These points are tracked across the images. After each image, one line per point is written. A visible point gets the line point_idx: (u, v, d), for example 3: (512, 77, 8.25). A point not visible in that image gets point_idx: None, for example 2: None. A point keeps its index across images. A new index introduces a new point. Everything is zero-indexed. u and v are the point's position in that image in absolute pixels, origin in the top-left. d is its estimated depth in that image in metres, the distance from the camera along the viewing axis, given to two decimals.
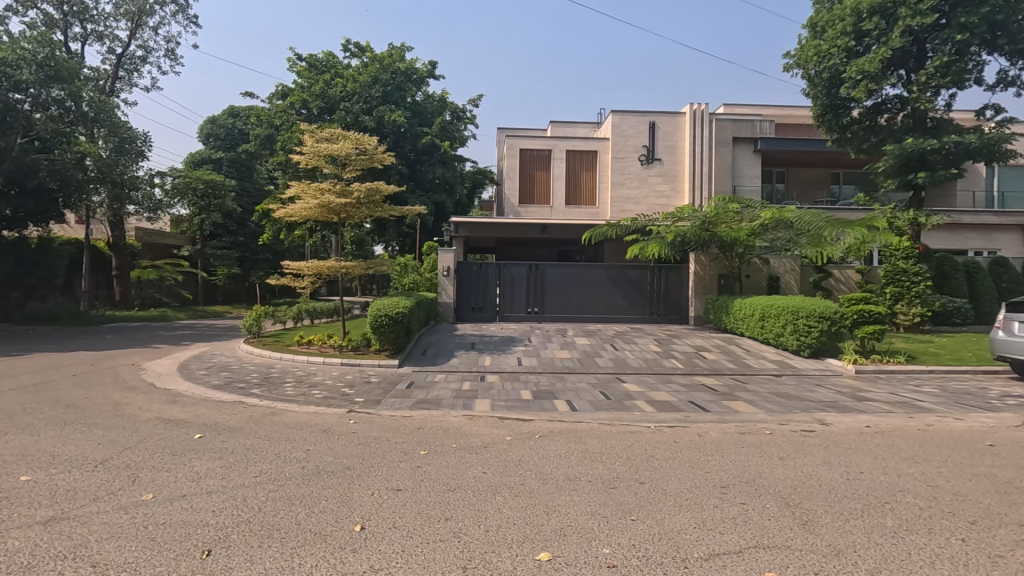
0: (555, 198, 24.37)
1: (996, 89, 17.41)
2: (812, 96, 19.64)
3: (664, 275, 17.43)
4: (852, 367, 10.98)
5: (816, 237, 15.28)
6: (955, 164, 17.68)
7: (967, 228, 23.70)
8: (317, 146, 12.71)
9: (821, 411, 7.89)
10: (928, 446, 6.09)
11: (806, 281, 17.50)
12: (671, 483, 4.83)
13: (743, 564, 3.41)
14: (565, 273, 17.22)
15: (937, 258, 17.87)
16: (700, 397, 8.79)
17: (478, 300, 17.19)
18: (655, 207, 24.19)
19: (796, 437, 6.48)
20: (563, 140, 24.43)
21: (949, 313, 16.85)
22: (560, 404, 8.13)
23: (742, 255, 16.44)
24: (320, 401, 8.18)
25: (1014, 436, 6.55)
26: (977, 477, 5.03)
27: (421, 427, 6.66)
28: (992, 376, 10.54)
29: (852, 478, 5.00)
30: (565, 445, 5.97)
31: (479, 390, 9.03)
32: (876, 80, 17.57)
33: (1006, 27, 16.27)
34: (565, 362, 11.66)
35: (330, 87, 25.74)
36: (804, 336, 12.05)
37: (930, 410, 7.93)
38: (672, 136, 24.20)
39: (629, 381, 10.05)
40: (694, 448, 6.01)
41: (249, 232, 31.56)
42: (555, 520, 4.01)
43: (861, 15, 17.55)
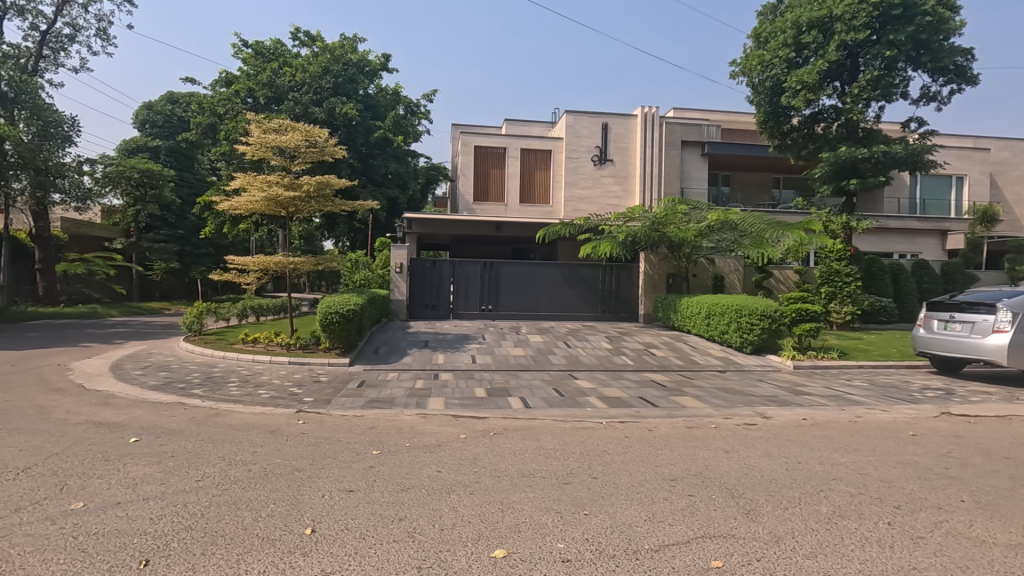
0: (509, 196, 24.47)
1: (919, 104, 18.69)
2: (756, 103, 20.59)
3: (616, 273, 17.79)
4: (791, 364, 11.57)
5: (758, 238, 15.98)
6: (884, 172, 18.84)
7: (893, 232, 25.39)
8: (264, 138, 12.24)
9: (762, 405, 8.26)
10: (858, 437, 6.49)
11: (748, 281, 18.24)
12: (622, 478, 4.95)
13: (690, 554, 3.54)
14: (519, 271, 17.32)
15: (867, 260, 19.03)
16: (650, 393, 9.05)
17: (431, 297, 17.04)
18: (607, 207, 24.66)
19: (740, 431, 6.77)
20: (517, 138, 24.51)
21: (877, 311, 17.97)
22: (514, 402, 8.17)
23: (689, 256, 17.00)
24: (267, 401, 7.92)
25: (934, 425, 7.10)
26: (902, 465, 5.40)
27: (374, 427, 6.54)
28: (913, 370, 11.35)
29: (791, 468, 5.27)
30: (519, 442, 6.01)
31: (433, 388, 8.93)
32: (814, 90, 18.57)
33: (929, 47, 17.48)
34: (519, 359, 11.73)
35: (277, 76, 24.99)
36: (747, 333, 12.56)
37: (861, 403, 8.45)
38: (623, 138, 24.71)
39: (582, 378, 10.22)
40: (645, 442, 6.18)
41: (189, 224, 30.18)
42: (509, 516, 4.03)
43: (800, 28, 18.51)
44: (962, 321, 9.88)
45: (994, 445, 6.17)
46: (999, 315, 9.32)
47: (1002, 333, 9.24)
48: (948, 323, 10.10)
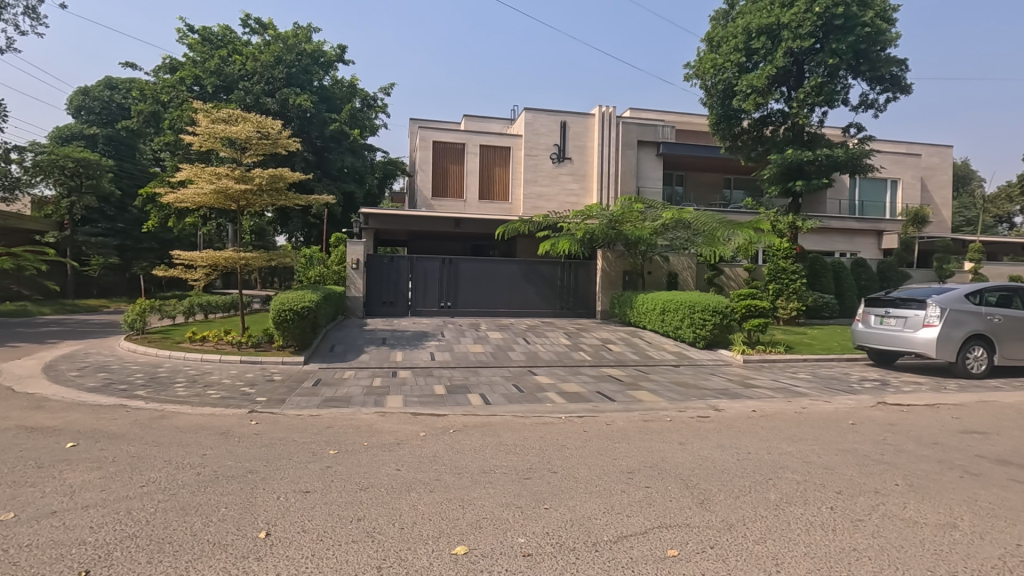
0: (468, 192, 24.49)
1: (858, 110, 19.70)
2: (708, 105, 21.28)
3: (574, 270, 18.01)
4: (741, 357, 12.02)
5: (710, 237, 16.45)
6: (827, 174, 19.73)
7: (834, 232, 26.71)
8: (212, 128, 11.76)
9: (714, 398, 8.55)
10: (803, 427, 6.81)
11: (700, 278, 18.80)
12: (581, 471, 5.03)
13: (647, 544, 3.63)
14: (479, 267, 17.29)
15: (811, 258, 19.95)
16: (608, 388, 9.22)
17: (389, 294, 16.83)
18: (566, 205, 24.90)
19: (693, 423, 6.99)
20: (476, 135, 24.53)
21: (820, 307, 18.86)
22: (474, 399, 8.16)
23: (645, 253, 17.38)
24: (216, 401, 7.63)
25: (871, 415, 7.54)
26: (843, 452, 5.70)
27: (331, 426, 6.40)
28: (852, 363, 11.99)
29: (742, 459, 5.48)
30: (480, 439, 6.00)
31: (392, 386, 8.82)
32: (763, 94, 19.29)
33: (868, 57, 18.41)
34: (478, 356, 11.70)
35: (226, 64, 24.10)
36: (700, 328, 12.99)
37: (805, 394, 8.87)
38: (582, 137, 24.98)
39: (541, 374, 10.29)
40: (602, 436, 6.29)
41: (130, 218, 28.68)
42: (470, 513, 4.02)
43: (750, 34, 19.21)
44: (896, 316, 10.48)
45: (924, 431, 6.59)
46: (929, 310, 9.95)
47: (931, 327, 9.87)
48: (884, 318, 10.70)
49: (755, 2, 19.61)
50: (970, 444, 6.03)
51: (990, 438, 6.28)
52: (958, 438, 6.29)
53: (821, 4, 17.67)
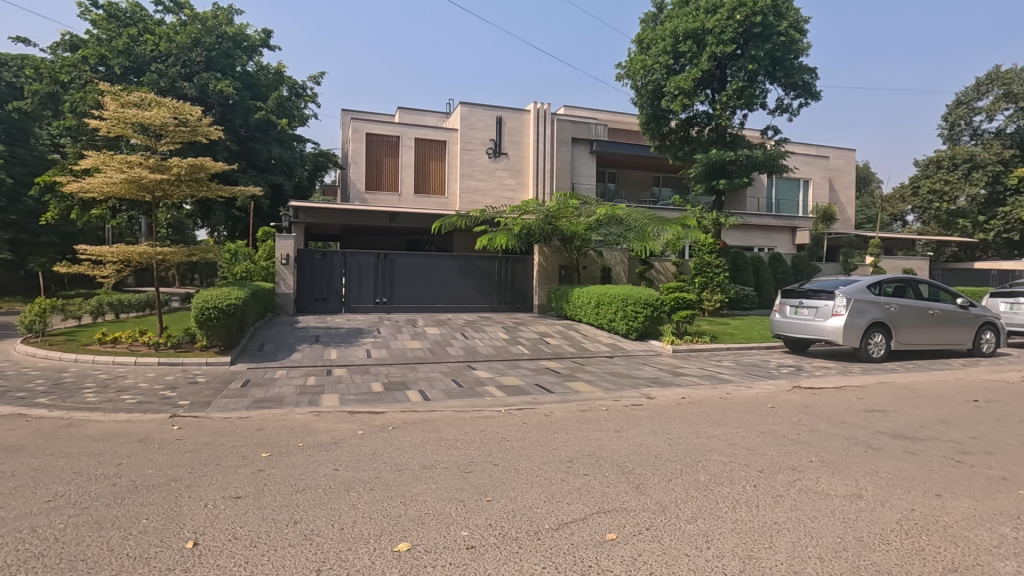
0: (403, 186, 24.12)
1: (775, 114, 21.00)
2: (639, 105, 22.04)
3: (511, 265, 18.14)
4: (670, 347, 12.57)
5: (641, 232, 17.03)
6: (747, 174, 20.87)
7: (754, 229, 28.29)
8: (122, 113, 10.86)
9: (647, 387, 8.91)
10: (728, 411, 7.24)
11: (633, 272, 19.40)
12: (521, 462, 5.09)
13: (587, 530, 3.74)
14: (415, 263, 17.05)
15: (733, 253, 21.15)
16: (546, 380, 9.41)
17: (322, 290, 16.28)
18: (502, 200, 25.01)
19: (628, 411, 7.26)
20: (411, 127, 24.14)
21: (741, 299, 20.02)
22: (413, 395, 8.06)
23: (580, 248, 17.75)
24: (132, 406, 7.10)
25: (787, 398, 8.12)
26: (764, 434, 6.10)
27: (262, 428, 6.12)
28: (770, 350, 12.84)
29: (673, 444, 5.75)
30: (419, 435, 5.93)
31: (327, 385, 8.55)
32: (689, 96, 20.16)
33: (783, 64, 19.62)
34: (416, 352, 11.55)
35: (136, 44, 22.41)
36: (632, 321, 13.44)
37: (729, 381, 9.42)
38: (518, 133, 25.13)
39: (480, 369, 10.31)
40: (542, 427, 6.39)
41: (24, 209, 25.99)
42: (412, 509, 3.99)
43: (678, 38, 20.05)
44: (809, 306, 11.31)
45: (833, 412, 7.18)
46: (836, 300, 10.82)
47: (839, 316, 10.74)
48: (798, 308, 11.53)
49: (681, 7, 20.48)
50: (872, 422, 6.62)
51: (888, 416, 6.94)
52: (861, 417, 6.88)
53: (742, 12, 18.70)
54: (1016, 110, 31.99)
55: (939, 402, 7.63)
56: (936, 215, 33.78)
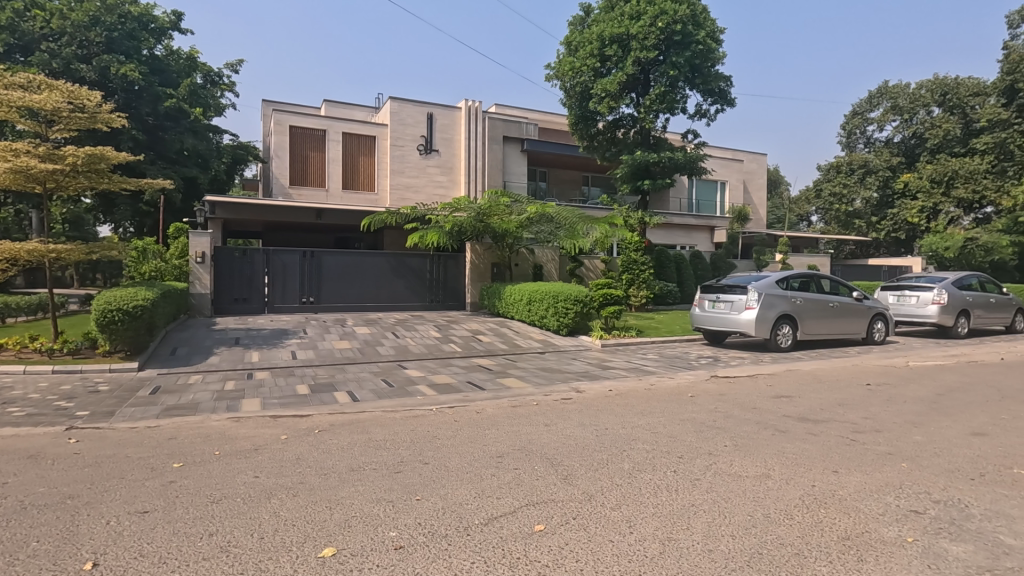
0: (330, 181, 23.35)
1: (694, 119, 22.04)
2: (568, 106, 22.62)
3: (443, 263, 18.02)
4: (599, 342, 12.95)
5: (570, 230, 17.41)
6: (669, 175, 21.76)
7: (676, 228, 29.61)
8: (6, 95, 9.78)
9: (576, 380, 9.14)
10: (652, 402, 7.58)
11: (563, 269, 19.78)
12: (452, 460, 5.09)
13: (516, 522, 3.80)
14: (343, 261, 16.56)
15: (657, 251, 22.13)
16: (478, 377, 9.45)
17: (242, 290, 15.47)
18: (434, 197, 24.76)
19: (558, 405, 7.42)
20: (338, 121, 23.40)
21: (665, 295, 20.94)
22: (340, 396, 7.84)
23: (512, 246, 17.87)
24: (20, 419, 6.43)
25: (706, 387, 8.61)
26: (685, 422, 6.44)
27: (174, 437, 5.72)
28: (691, 342, 13.54)
29: (599, 434, 5.94)
30: (347, 437, 5.78)
31: (247, 389, 8.13)
32: (615, 98, 20.82)
33: (701, 71, 20.58)
34: (345, 352, 11.23)
35: (24, 20, 20.32)
36: (563, 317, 13.75)
37: (653, 373, 9.85)
38: (449, 130, 24.96)
39: (411, 368, 10.17)
40: (473, 424, 6.40)
41: None
42: (339, 513, 3.88)
43: (604, 42, 20.66)
44: (725, 301, 12.01)
45: (747, 399, 7.69)
46: (749, 295, 11.57)
47: (751, 309, 11.50)
48: (715, 302, 12.22)
49: (607, 13, 21.13)
50: (779, 406, 7.15)
51: (794, 400, 7.52)
52: (771, 403, 7.41)
53: (663, 20, 19.47)
54: (902, 121, 35.47)
55: (838, 387, 8.36)
56: (837, 216, 37.00)
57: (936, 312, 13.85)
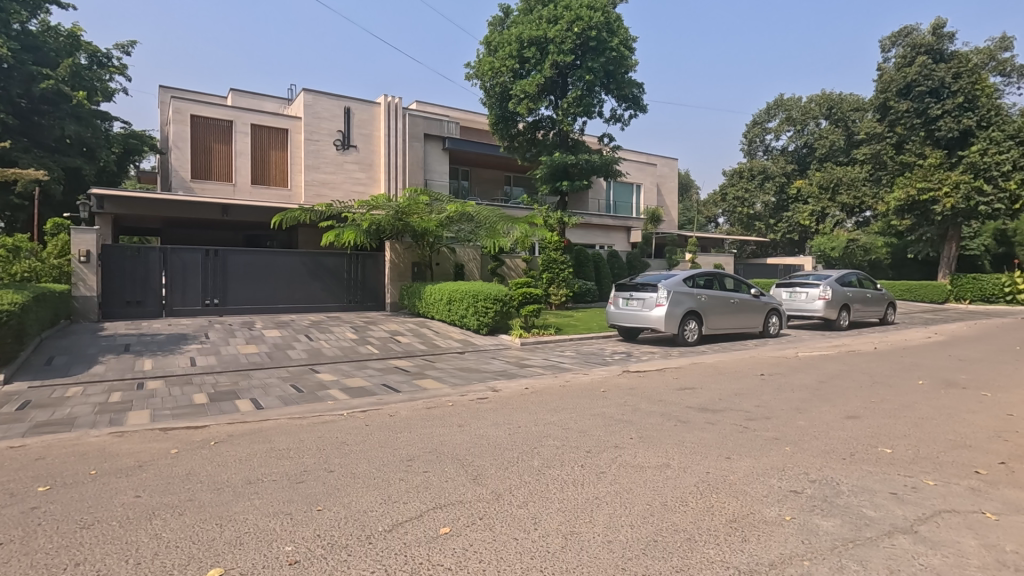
0: (238, 175, 22.00)
1: (610, 123, 22.79)
2: (488, 105, 22.71)
3: (361, 262, 17.49)
4: (518, 341, 13.08)
5: (490, 229, 17.36)
6: (587, 177, 22.34)
7: (595, 227, 30.51)
8: None
9: (493, 379, 9.19)
10: (565, 398, 7.75)
11: (485, 269, 19.81)
12: (359, 466, 4.92)
13: (421, 527, 3.73)
14: (251, 260, 15.65)
15: (577, 250, 22.73)
16: (393, 379, 9.24)
17: (136, 291, 14.22)
18: (352, 193, 23.94)
19: (473, 405, 7.42)
20: (246, 112, 22.10)
21: (584, 293, 21.51)
22: (243, 404, 7.38)
23: (432, 245, 17.64)
24: None
25: (617, 382, 8.92)
26: (595, 417, 6.63)
27: (41, 458, 5.12)
28: (607, 339, 13.99)
29: (512, 433, 5.98)
30: (247, 448, 5.45)
31: (135, 400, 7.46)
32: (534, 100, 21.14)
33: (616, 78, 21.30)
34: (251, 357, 10.59)
35: None
36: (483, 316, 13.77)
37: (569, 369, 10.09)
38: (367, 125, 24.21)
39: (323, 371, 9.79)
40: (384, 428, 6.24)
41: None
42: (229, 530, 3.65)
43: (522, 44, 20.93)
44: (638, 298, 12.53)
45: (654, 392, 8.04)
46: (659, 293, 12.15)
47: (661, 307, 12.08)
48: (629, 300, 12.72)
49: (527, 15, 21.40)
50: (683, 398, 7.55)
51: (696, 392, 7.97)
52: (676, 395, 7.79)
53: (579, 25, 20.00)
54: (795, 131, 38.53)
55: (736, 378, 8.96)
56: (740, 218, 39.64)
57: (822, 307, 15.21)
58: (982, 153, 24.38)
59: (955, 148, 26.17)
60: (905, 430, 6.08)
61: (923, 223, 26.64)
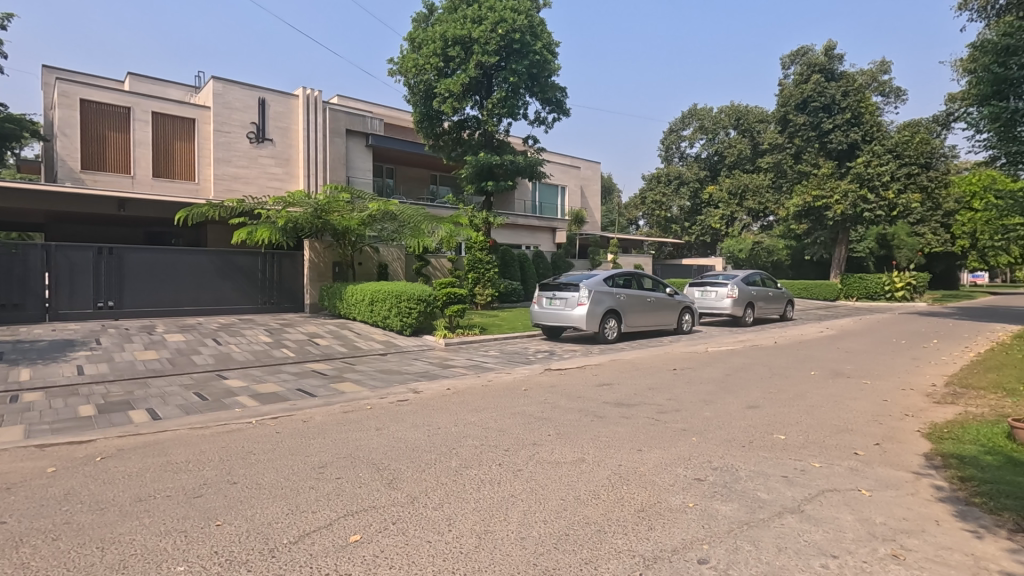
0: (137, 167, 20.30)
1: (534, 125, 23.07)
2: (412, 103, 22.36)
3: (277, 261, 16.65)
4: (442, 341, 12.95)
5: (415, 229, 16.91)
6: (511, 178, 22.50)
7: (521, 228, 30.84)
8: None
9: (414, 381, 9.04)
10: (487, 397, 7.76)
11: (409, 269, 19.46)
12: (265, 476, 4.66)
13: (329, 536, 3.59)
14: (152, 259, 14.48)
15: (503, 250, 22.86)
16: (309, 383, 8.86)
17: (12, 293, 12.74)
18: (267, 189, 22.74)
19: (393, 407, 7.26)
20: (146, 98, 20.44)
21: (510, 293, 21.67)
22: (137, 415, 6.78)
23: (354, 244, 17.08)
24: None
25: (539, 380, 9.06)
26: (516, 415, 6.68)
27: None
28: (531, 338, 14.17)
29: (431, 434, 5.91)
30: (139, 463, 5.01)
31: (7, 415, 6.66)
32: (458, 100, 21.05)
33: (539, 81, 21.65)
34: (150, 364, 9.78)
35: None
36: (406, 317, 13.50)
37: (492, 369, 10.13)
38: (284, 118, 23.04)
39: (232, 377, 9.22)
40: (296, 435, 5.96)
41: None
42: (112, 553, 3.34)
43: (446, 42, 20.79)
44: (561, 297, 12.80)
45: (574, 389, 8.24)
46: (581, 293, 12.47)
47: (582, 306, 12.41)
48: (552, 299, 12.96)
49: (450, 13, 21.27)
50: (600, 394, 7.79)
51: (614, 387, 8.26)
52: (594, 391, 8.01)
53: (503, 27, 20.15)
54: (707, 140, 40.80)
55: (651, 373, 9.36)
56: (658, 221, 41.58)
57: (730, 304, 16.24)
58: (866, 164, 26.96)
59: (844, 159, 28.74)
60: (798, 417, 6.61)
61: (817, 227, 29.11)
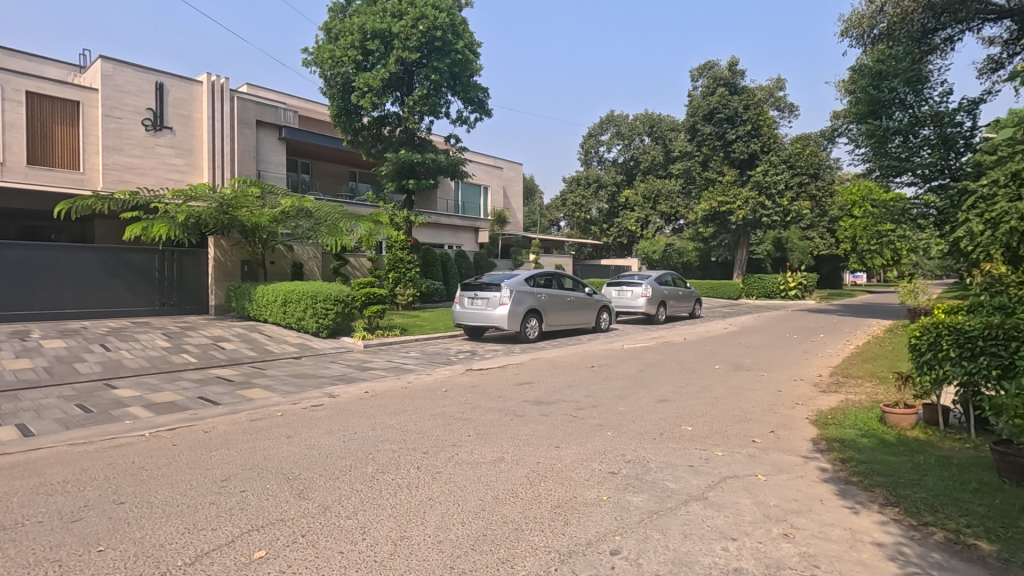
0: (7, 153, 18.04)
1: (455, 125, 22.87)
2: (329, 96, 21.50)
3: (177, 259, 15.44)
4: (361, 343, 12.55)
5: (332, 227, 16.24)
6: (433, 177, 22.24)
7: (443, 227, 30.56)
8: None
9: (330, 385, 8.68)
10: (407, 400, 7.60)
11: (326, 268, 18.69)
12: (159, 494, 4.28)
13: (231, 554, 3.36)
14: (26, 256, 12.88)
15: (425, 250, 22.47)
16: (213, 391, 8.26)
17: None
18: (166, 181, 20.98)
19: (306, 413, 6.92)
20: (17, 76, 18.17)
21: (432, 293, 21.37)
22: (3, 433, 6.00)
23: (265, 242, 16.13)
24: None
25: (460, 380, 9.00)
26: (435, 417, 6.59)
27: None
28: (453, 339, 14.07)
29: (346, 440, 5.69)
30: (4, 486, 4.44)
31: None
32: (378, 95, 20.53)
33: (461, 80, 21.56)
34: (22, 375, 8.70)
35: None
36: (322, 318, 12.90)
37: (412, 370, 9.94)
38: (185, 105, 21.34)
39: (123, 386, 8.41)
40: (196, 447, 5.52)
41: None
42: None
43: (365, 35, 20.21)
44: (482, 297, 12.81)
45: (494, 388, 8.26)
46: (502, 293, 12.56)
47: (503, 305, 12.49)
48: (473, 299, 12.94)
49: (369, 6, 20.69)
50: (521, 393, 7.86)
51: (534, 386, 8.36)
52: (515, 390, 8.07)
53: (423, 23, 19.84)
54: (624, 145, 42.50)
55: (570, 371, 9.58)
56: (578, 222, 42.86)
57: (644, 303, 17.00)
58: (764, 173, 29.26)
59: (746, 168, 30.96)
60: (703, 409, 7.02)
61: (722, 230, 31.20)
